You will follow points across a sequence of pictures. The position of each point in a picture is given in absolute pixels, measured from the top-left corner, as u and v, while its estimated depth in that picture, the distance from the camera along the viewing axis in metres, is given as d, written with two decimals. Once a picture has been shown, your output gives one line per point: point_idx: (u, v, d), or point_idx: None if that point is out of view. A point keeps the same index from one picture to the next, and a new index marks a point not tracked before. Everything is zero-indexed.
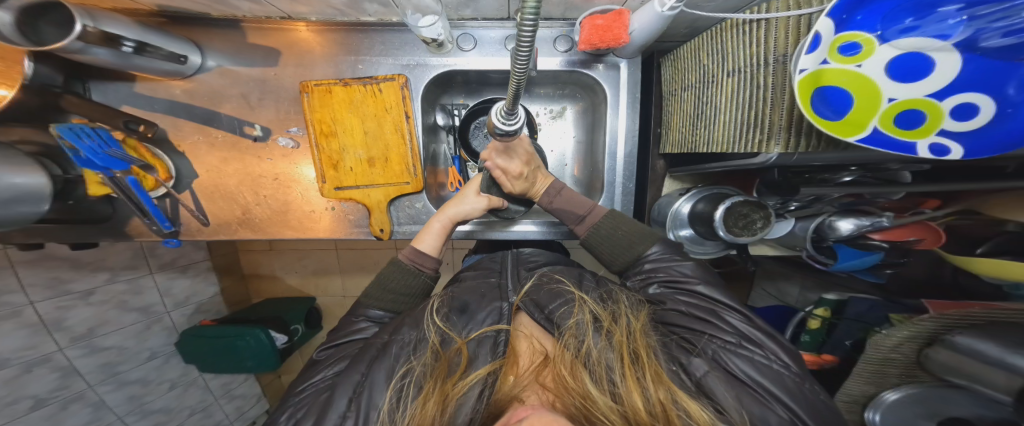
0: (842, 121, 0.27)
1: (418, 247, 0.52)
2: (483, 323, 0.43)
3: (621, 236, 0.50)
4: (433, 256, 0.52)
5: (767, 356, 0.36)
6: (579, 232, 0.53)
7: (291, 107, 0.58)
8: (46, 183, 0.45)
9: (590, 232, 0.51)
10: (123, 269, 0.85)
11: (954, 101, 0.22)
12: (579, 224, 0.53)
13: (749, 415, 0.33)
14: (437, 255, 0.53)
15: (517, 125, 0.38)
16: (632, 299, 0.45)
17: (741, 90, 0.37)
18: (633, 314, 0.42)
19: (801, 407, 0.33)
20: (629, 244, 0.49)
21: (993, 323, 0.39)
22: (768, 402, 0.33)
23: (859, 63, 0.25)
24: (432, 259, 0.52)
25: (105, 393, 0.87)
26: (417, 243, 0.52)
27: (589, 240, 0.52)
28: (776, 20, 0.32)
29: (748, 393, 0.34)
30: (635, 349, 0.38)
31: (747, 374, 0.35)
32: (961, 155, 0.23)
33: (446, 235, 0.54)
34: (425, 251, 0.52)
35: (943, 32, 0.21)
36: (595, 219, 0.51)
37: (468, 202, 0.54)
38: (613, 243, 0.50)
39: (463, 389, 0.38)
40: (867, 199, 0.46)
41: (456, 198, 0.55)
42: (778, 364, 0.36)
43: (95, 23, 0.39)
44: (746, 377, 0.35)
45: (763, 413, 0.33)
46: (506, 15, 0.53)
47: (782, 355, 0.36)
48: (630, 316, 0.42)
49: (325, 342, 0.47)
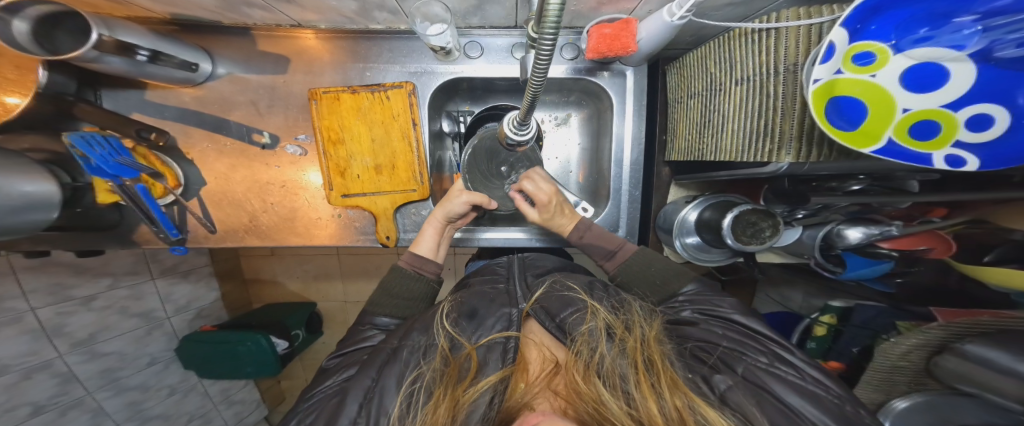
0: (858, 131, 0.27)
1: (418, 251, 0.53)
2: (493, 329, 0.42)
3: (657, 270, 0.51)
4: (432, 261, 0.53)
5: (805, 379, 0.35)
6: (608, 267, 0.54)
7: (299, 114, 0.58)
8: (56, 191, 0.45)
9: (620, 269, 0.53)
10: (125, 274, 0.85)
11: (968, 112, 0.22)
12: (609, 260, 0.54)
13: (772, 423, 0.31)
14: (436, 259, 0.54)
15: (529, 135, 0.39)
16: (645, 308, 0.46)
17: (751, 99, 0.37)
18: (645, 323, 0.43)
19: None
20: (663, 278, 0.51)
21: (1001, 331, 0.39)
22: (799, 421, 0.32)
23: (873, 72, 0.25)
24: (432, 263, 0.53)
25: (104, 399, 0.86)
26: (415, 249, 0.53)
27: (619, 278, 0.53)
28: (786, 29, 0.32)
29: (772, 404, 0.33)
30: (649, 356, 0.38)
31: (781, 392, 0.34)
32: (977, 166, 0.23)
33: (441, 239, 0.55)
34: (424, 255, 0.53)
35: (957, 42, 0.21)
36: (625, 258, 0.53)
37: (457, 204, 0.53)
38: (648, 276, 0.51)
39: (473, 396, 0.37)
40: (875, 208, 0.46)
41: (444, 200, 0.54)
42: (815, 387, 0.34)
43: (110, 31, 0.40)
44: (779, 395, 0.34)
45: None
46: (513, 24, 0.54)
47: (821, 380, 0.35)
48: (645, 325, 0.42)
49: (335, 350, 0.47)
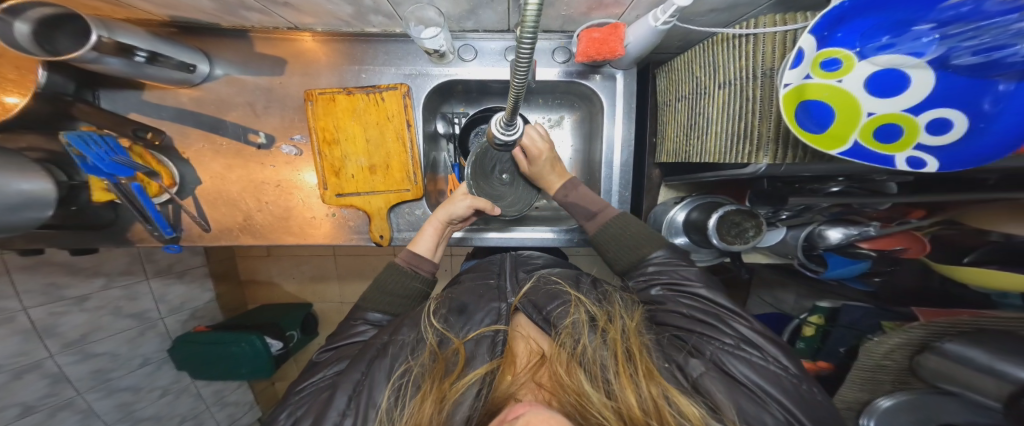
0: (825, 134, 0.28)
1: (415, 250, 0.54)
2: (481, 324, 0.43)
3: (629, 237, 0.51)
4: (429, 260, 0.54)
5: (765, 357, 0.37)
6: (588, 227, 0.55)
7: (295, 115, 0.59)
8: (52, 189, 0.45)
9: (600, 230, 0.53)
10: (119, 275, 0.85)
11: (928, 116, 0.23)
12: (590, 220, 0.54)
13: (743, 412, 0.33)
14: (433, 258, 0.55)
15: (516, 135, 0.40)
16: (627, 299, 0.47)
17: (731, 102, 0.38)
18: (626, 315, 0.43)
19: (796, 407, 0.33)
20: (634, 245, 0.51)
21: (980, 331, 0.41)
22: (765, 403, 0.34)
23: (839, 78, 0.26)
24: (429, 262, 0.54)
25: (94, 400, 0.85)
26: (412, 247, 0.54)
27: (598, 238, 0.53)
28: (763, 35, 0.34)
29: (739, 389, 0.34)
30: (629, 347, 0.39)
31: (741, 374, 0.36)
32: (938, 167, 0.25)
33: (440, 240, 0.56)
34: (421, 254, 0.54)
35: (916, 50, 0.22)
36: (604, 219, 0.53)
37: (459, 205, 0.54)
38: (620, 243, 0.51)
39: (459, 389, 0.38)
40: (855, 208, 0.48)
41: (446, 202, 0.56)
42: (775, 365, 0.36)
43: (110, 33, 0.40)
44: (740, 377, 0.35)
45: (758, 413, 0.33)
46: (506, 28, 0.55)
47: (781, 358, 0.37)
48: (625, 316, 0.43)
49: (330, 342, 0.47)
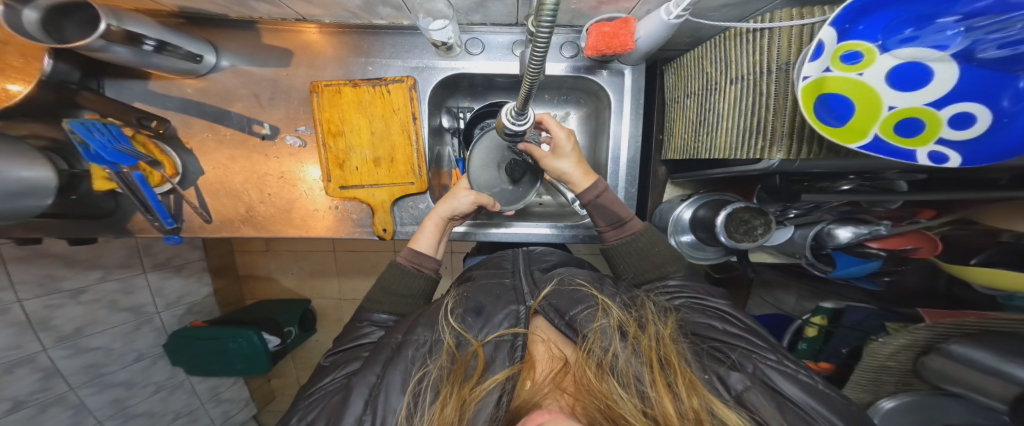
0: (845, 128, 0.28)
1: (417, 248, 0.53)
2: (500, 326, 0.41)
3: (656, 254, 0.51)
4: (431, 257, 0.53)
5: (811, 376, 0.36)
6: (608, 235, 0.53)
7: (301, 107, 0.58)
8: (53, 177, 0.45)
9: (623, 242, 0.52)
10: (116, 268, 0.84)
11: (951, 110, 0.23)
12: (614, 229, 0.52)
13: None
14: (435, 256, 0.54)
15: (526, 125, 0.39)
16: (659, 306, 0.45)
17: (743, 97, 0.38)
18: (659, 321, 0.42)
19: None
20: (659, 262, 0.51)
21: (988, 332, 0.41)
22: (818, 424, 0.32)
23: (860, 71, 0.26)
24: (431, 259, 0.53)
25: (87, 396, 0.84)
26: (414, 245, 0.53)
27: (615, 248, 0.52)
28: (778, 29, 0.33)
29: (791, 407, 0.33)
30: (663, 355, 0.38)
31: (789, 390, 0.35)
32: (960, 163, 0.24)
33: (442, 236, 0.56)
34: (422, 252, 0.53)
35: (939, 43, 0.22)
36: (632, 230, 0.52)
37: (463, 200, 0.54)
38: (644, 259, 0.51)
39: (479, 395, 0.37)
40: (864, 208, 0.46)
41: (449, 196, 0.56)
42: (825, 386, 0.35)
43: (119, 22, 0.40)
44: (787, 393, 0.35)
45: None
46: (514, 21, 0.54)
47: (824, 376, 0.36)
48: (658, 322, 0.42)
49: (334, 346, 0.47)
